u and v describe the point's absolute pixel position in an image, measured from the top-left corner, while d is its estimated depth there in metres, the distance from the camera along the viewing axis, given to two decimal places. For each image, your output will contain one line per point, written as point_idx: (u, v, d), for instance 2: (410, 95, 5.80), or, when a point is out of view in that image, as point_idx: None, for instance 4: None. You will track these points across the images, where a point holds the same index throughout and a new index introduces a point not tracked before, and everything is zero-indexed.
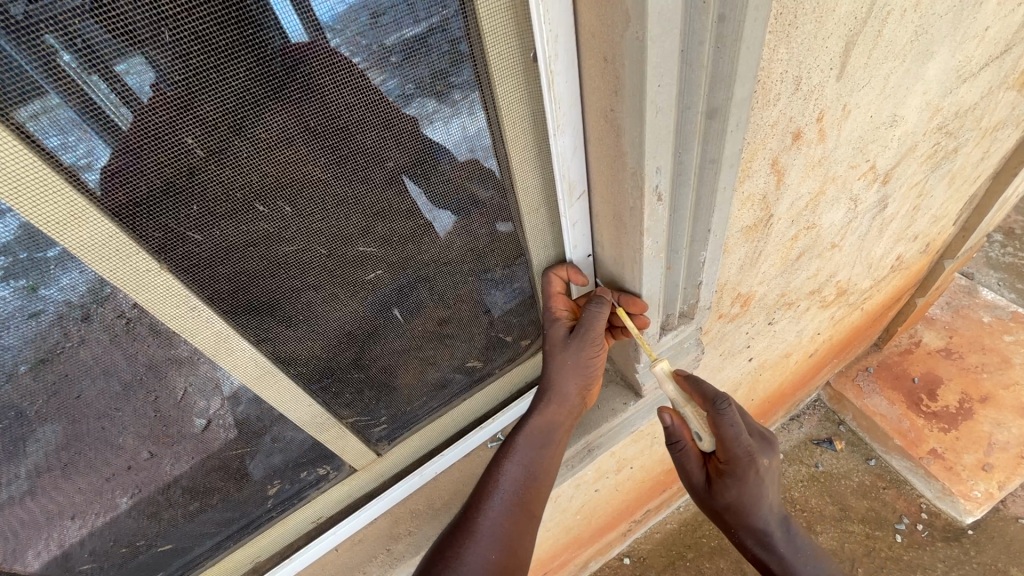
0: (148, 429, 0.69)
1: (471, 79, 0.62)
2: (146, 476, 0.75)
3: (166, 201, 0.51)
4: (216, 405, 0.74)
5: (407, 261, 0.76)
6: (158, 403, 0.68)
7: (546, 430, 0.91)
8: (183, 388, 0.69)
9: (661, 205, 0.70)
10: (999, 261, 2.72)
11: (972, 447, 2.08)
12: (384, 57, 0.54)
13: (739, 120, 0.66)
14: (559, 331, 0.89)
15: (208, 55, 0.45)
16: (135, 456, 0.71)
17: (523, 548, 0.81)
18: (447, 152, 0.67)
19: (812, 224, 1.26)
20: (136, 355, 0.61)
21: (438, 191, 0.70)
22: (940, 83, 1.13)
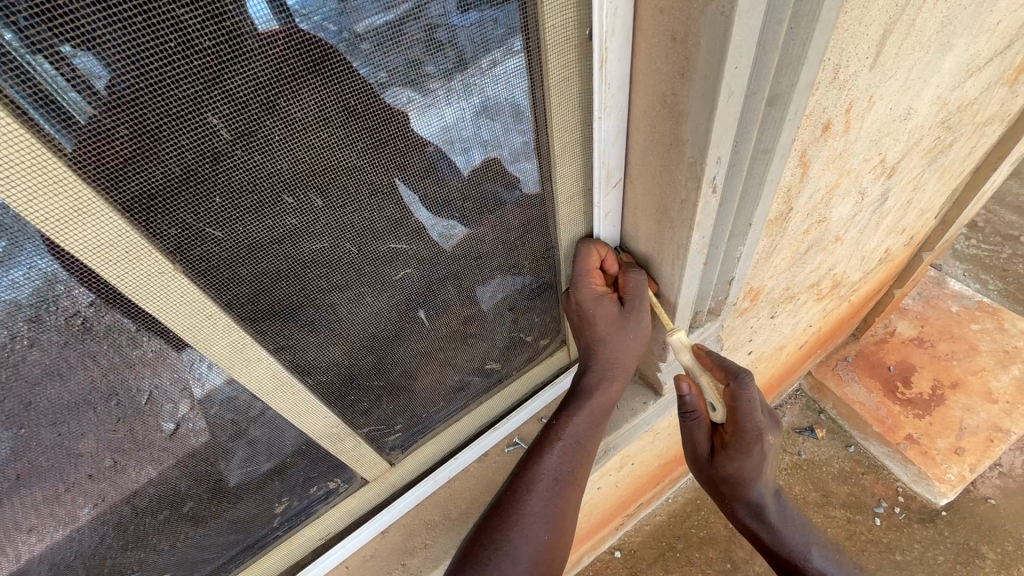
0: (111, 434, 0.57)
1: (448, 66, 0.52)
2: (111, 485, 0.62)
3: (186, 192, 0.44)
4: (186, 408, 0.61)
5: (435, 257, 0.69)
6: (122, 406, 0.56)
7: (594, 414, 0.90)
8: (150, 391, 0.57)
9: (713, 198, 0.66)
10: (964, 253, 2.79)
11: (945, 432, 2.14)
12: (355, 45, 0.45)
13: (798, 108, 0.62)
14: (610, 309, 0.81)
15: (242, 16, 0.39)
16: (96, 464, 0.58)
17: (570, 521, 0.85)
18: (437, 152, 0.58)
19: (823, 217, 1.25)
20: (104, 361, 0.51)
21: (453, 188, 0.63)
22: (951, 75, 1.13)
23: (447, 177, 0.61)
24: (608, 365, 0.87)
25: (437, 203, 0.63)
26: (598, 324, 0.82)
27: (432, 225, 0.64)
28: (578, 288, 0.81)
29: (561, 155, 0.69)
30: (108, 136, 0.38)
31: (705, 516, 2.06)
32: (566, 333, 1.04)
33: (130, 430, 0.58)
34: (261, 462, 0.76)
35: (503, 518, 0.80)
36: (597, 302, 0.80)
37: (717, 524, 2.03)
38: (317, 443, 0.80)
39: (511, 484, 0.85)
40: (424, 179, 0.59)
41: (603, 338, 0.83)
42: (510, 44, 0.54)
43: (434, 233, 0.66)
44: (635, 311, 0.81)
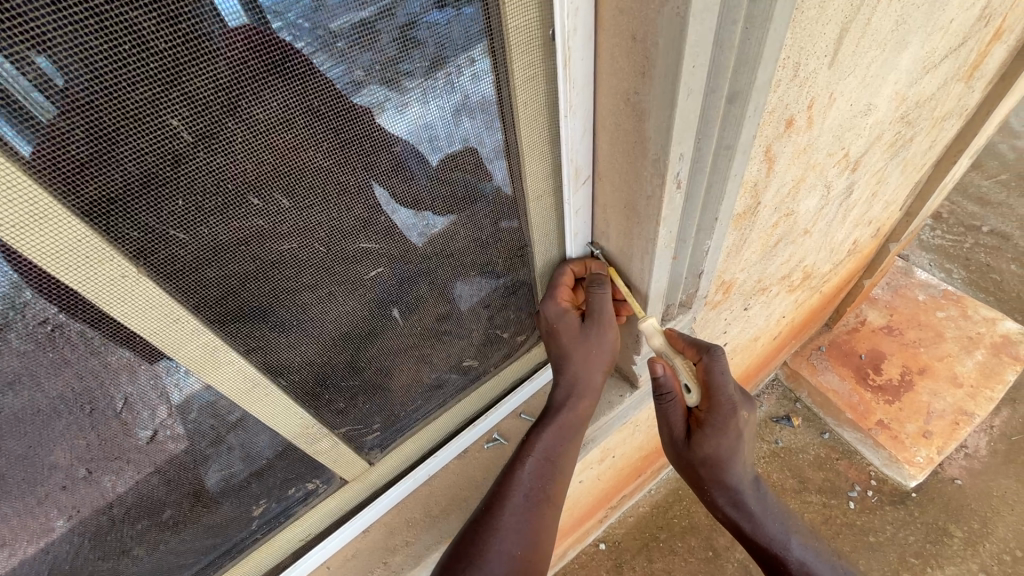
0: (86, 444, 0.57)
1: (422, 65, 0.52)
2: (86, 496, 0.62)
3: (148, 195, 0.44)
4: (161, 416, 0.61)
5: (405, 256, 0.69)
6: (95, 415, 0.56)
7: (569, 426, 0.90)
8: (123, 399, 0.56)
9: (678, 193, 0.68)
10: (929, 243, 2.88)
11: (913, 416, 2.21)
12: (331, 43, 0.45)
13: (757, 105, 0.64)
14: (571, 322, 0.85)
15: (199, 17, 0.39)
16: (69, 474, 0.58)
17: (549, 538, 0.83)
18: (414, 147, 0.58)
19: (791, 210, 1.28)
20: (72, 369, 0.50)
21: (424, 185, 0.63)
22: (908, 72, 1.17)
23: (417, 175, 0.61)
24: (580, 382, 0.88)
25: (411, 201, 0.63)
26: (561, 337, 0.86)
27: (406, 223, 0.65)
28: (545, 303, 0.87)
29: (530, 153, 0.70)
30: (64, 139, 0.38)
31: (685, 505, 2.10)
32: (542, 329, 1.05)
33: (102, 440, 0.58)
34: (238, 466, 0.76)
35: (478, 533, 0.78)
36: (559, 315, 0.86)
37: (698, 513, 2.07)
38: (294, 445, 0.80)
39: (486, 503, 0.84)
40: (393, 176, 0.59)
41: (571, 350, 0.86)
42: (483, 46, 0.56)
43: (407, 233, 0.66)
44: (598, 322, 0.82)
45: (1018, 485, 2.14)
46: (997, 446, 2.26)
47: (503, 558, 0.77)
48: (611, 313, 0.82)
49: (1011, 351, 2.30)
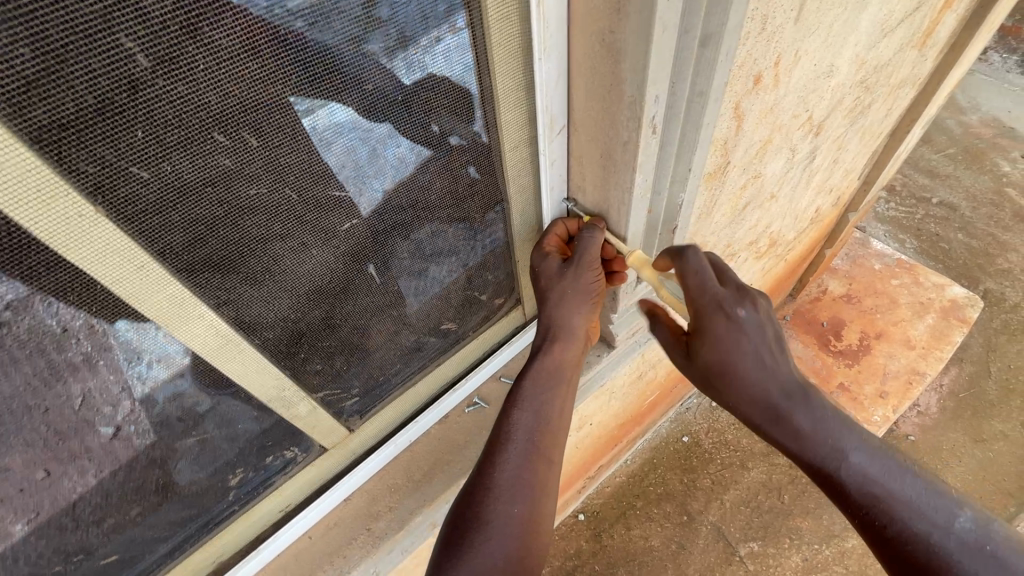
0: (42, 445, 0.58)
1: (390, 43, 0.54)
2: (46, 497, 0.62)
3: (104, 124, 0.41)
4: (125, 409, 0.63)
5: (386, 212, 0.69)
6: (51, 416, 0.56)
7: (554, 372, 0.90)
8: (80, 395, 0.58)
9: (654, 139, 0.69)
10: (884, 215, 3.01)
11: (871, 377, 2.32)
12: (289, 23, 0.45)
13: (728, 49, 0.65)
14: (554, 266, 0.85)
15: None
16: (29, 476, 0.59)
17: (549, 491, 0.83)
18: (349, 135, 0.57)
19: (759, 173, 1.31)
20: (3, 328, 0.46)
21: (391, 162, 0.64)
22: (867, 34, 1.20)
23: (369, 162, 0.62)
24: (556, 324, 0.88)
25: (376, 183, 0.65)
26: (543, 282, 0.86)
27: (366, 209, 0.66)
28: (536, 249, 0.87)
29: (505, 101, 0.69)
30: (6, 53, 0.35)
31: (660, 473, 2.15)
32: (521, 291, 1.05)
33: (59, 435, 0.59)
34: (213, 432, 0.74)
35: (475, 498, 0.79)
36: (545, 259, 0.86)
37: (672, 480, 2.13)
38: (271, 410, 0.78)
39: (479, 463, 0.84)
40: (328, 153, 0.57)
41: (555, 296, 0.85)
42: (452, 21, 0.57)
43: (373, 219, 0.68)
44: (584, 264, 0.82)
45: (965, 438, 2.28)
46: (946, 402, 2.38)
47: (507, 517, 0.77)
48: (597, 256, 0.82)
49: (959, 314, 2.46)
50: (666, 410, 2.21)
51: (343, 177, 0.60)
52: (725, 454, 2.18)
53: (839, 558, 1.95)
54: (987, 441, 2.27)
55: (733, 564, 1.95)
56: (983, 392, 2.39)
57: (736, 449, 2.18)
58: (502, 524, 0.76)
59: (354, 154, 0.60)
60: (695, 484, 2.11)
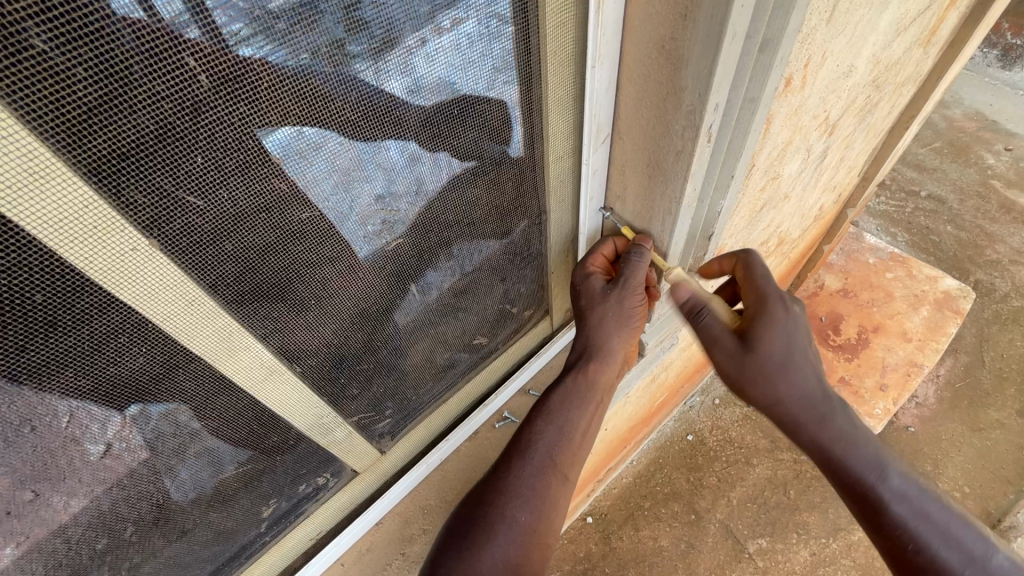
0: (30, 461, 0.47)
1: (375, 46, 0.45)
2: (36, 521, 0.52)
3: (163, 151, 0.38)
4: (119, 422, 0.51)
5: (398, 224, 0.62)
6: (41, 433, 0.46)
7: (586, 390, 0.87)
8: (63, 414, 0.46)
9: (707, 148, 0.66)
10: (876, 209, 3.03)
11: (870, 371, 2.34)
12: (269, 23, 0.37)
13: (784, 54, 0.63)
14: (597, 287, 0.83)
15: None
16: (14, 497, 0.48)
17: (559, 508, 0.80)
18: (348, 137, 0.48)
19: (776, 174, 1.30)
20: (56, 382, 0.42)
21: (397, 163, 0.56)
22: (883, 34, 1.19)
23: (362, 165, 0.52)
24: (597, 344, 0.86)
25: (368, 190, 0.55)
26: (586, 304, 0.85)
27: (348, 230, 0.56)
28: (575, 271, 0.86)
29: (553, 109, 0.66)
30: (67, 79, 0.31)
31: (667, 472, 2.13)
32: (550, 302, 1.03)
33: (51, 452, 0.48)
34: (250, 464, 0.70)
35: (489, 498, 0.77)
36: (587, 280, 0.84)
37: (679, 479, 2.12)
38: (308, 437, 0.74)
39: (497, 464, 0.82)
40: (313, 157, 0.47)
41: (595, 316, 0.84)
42: (437, 22, 0.48)
43: (354, 241, 0.57)
44: (629, 286, 0.79)
45: (962, 428, 2.31)
46: (943, 393, 2.40)
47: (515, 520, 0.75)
48: (644, 281, 0.79)
49: (953, 305, 2.48)
50: (672, 410, 2.20)
51: (320, 190, 0.50)
52: (729, 450, 2.17)
53: (846, 551, 1.96)
54: (984, 430, 2.30)
55: (743, 561, 1.94)
56: (977, 381, 2.42)
57: (740, 445, 2.18)
58: (508, 528, 0.74)
59: (349, 158, 0.50)
60: (702, 482, 2.10)
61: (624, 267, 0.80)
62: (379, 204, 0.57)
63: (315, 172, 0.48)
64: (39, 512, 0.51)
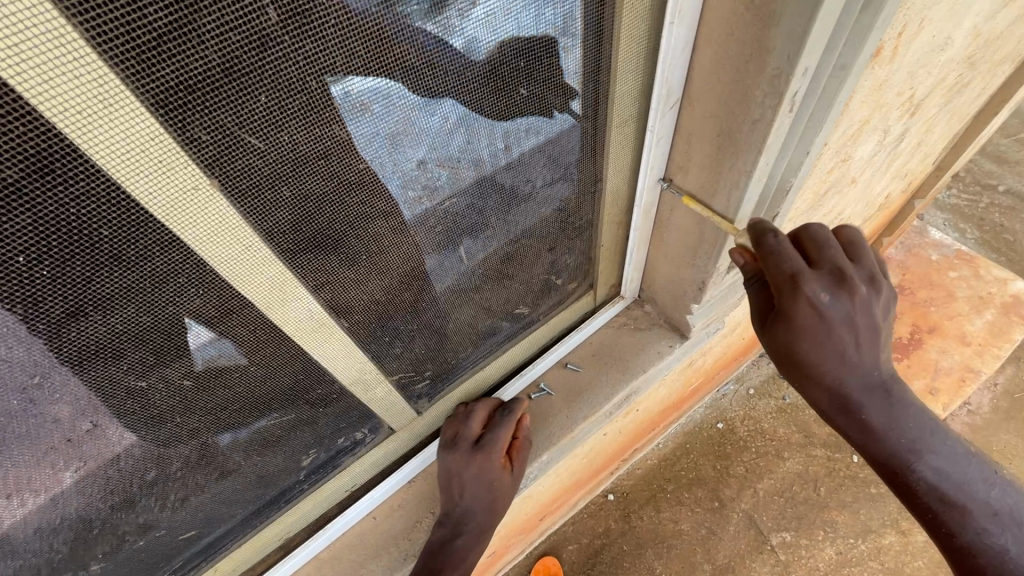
0: (83, 398, 0.47)
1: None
2: (94, 449, 0.53)
3: (229, 86, 0.36)
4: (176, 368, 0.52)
5: (440, 190, 0.60)
6: (116, 370, 0.47)
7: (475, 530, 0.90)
8: (123, 358, 0.47)
9: (788, 117, 0.61)
10: (944, 202, 2.81)
11: (922, 373, 2.21)
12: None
13: (888, 14, 0.56)
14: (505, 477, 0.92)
15: None
16: (75, 426, 0.49)
17: None
18: (394, 101, 0.46)
19: (846, 156, 1.21)
20: (117, 319, 0.43)
21: (446, 127, 0.53)
22: (987, 4, 1.07)
23: (413, 128, 0.50)
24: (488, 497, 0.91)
25: (413, 154, 0.53)
26: (490, 494, 0.90)
27: (396, 192, 0.54)
28: (483, 450, 0.89)
29: (622, 67, 0.61)
30: None
31: (693, 458, 2.10)
32: (595, 276, 1.00)
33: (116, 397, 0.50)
34: (293, 414, 0.71)
35: None
36: (493, 477, 0.90)
37: (705, 466, 2.08)
38: (349, 393, 0.75)
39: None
40: (363, 117, 0.45)
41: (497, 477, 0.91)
42: None
43: (400, 206, 0.56)
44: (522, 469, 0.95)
45: (1017, 440, 2.18)
46: (999, 403, 2.26)
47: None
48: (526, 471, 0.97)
49: (1022, 311, 2.31)
50: (705, 396, 2.15)
51: (371, 152, 0.48)
52: (761, 442, 2.11)
53: (875, 554, 1.90)
54: None
55: (764, 552, 1.92)
56: None
57: (772, 438, 2.12)
58: None
59: (395, 122, 0.48)
60: (728, 471, 2.06)
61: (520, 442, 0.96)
62: (425, 167, 0.56)
63: (365, 133, 0.47)
64: (98, 441, 0.53)
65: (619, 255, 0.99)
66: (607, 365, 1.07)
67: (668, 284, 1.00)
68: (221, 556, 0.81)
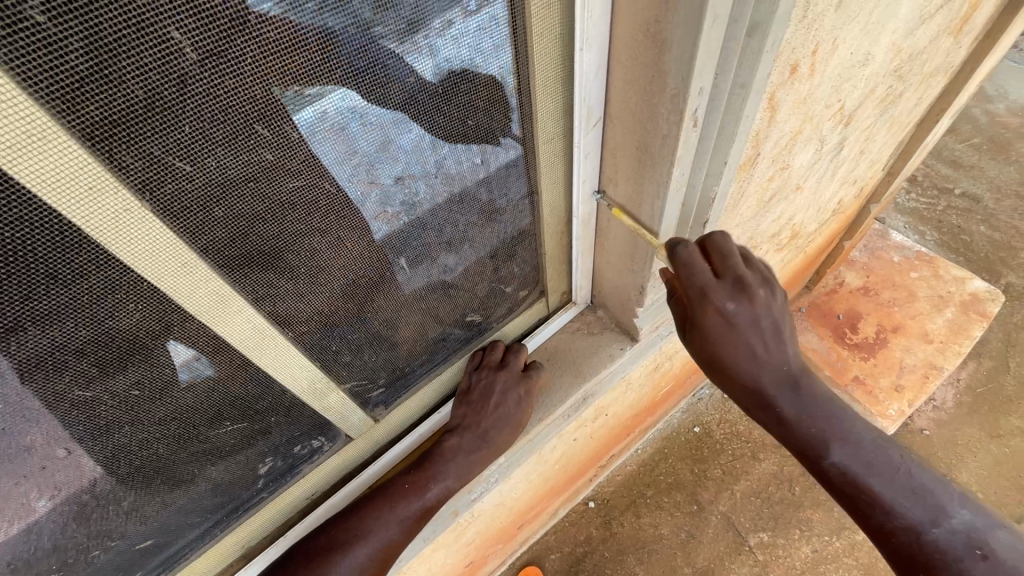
0: (49, 424, 0.53)
1: (398, 28, 0.49)
2: (67, 475, 0.59)
3: (153, 119, 0.41)
4: (123, 381, 0.55)
5: (416, 206, 0.69)
6: (62, 386, 0.50)
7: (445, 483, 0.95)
8: (65, 371, 0.49)
9: (694, 132, 0.67)
10: (905, 205, 2.93)
11: (886, 371, 2.29)
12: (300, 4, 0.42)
13: (775, 40, 0.62)
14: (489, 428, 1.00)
15: None
16: (51, 453, 0.55)
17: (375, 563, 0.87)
18: (368, 125, 0.54)
19: (787, 163, 1.28)
20: (56, 334, 0.46)
21: (412, 149, 0.61)
22: (905, 21, 1.15)
23: (381, 152, 0.58)
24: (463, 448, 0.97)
25: (388, 174, 0.61)
26: (512, 421, 1.03)
27: (369, 208, 0.62)
28: (501, 374, 1.02)
29: (542, 90, 0.67)
30: (60, 49, 0.34)
31: (671, 463, 2.14)
32: (545, 283, 1.05)
33: (78, 418, 0.54)
34: (246, 424, 0.74)
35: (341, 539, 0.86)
36: (515, 407, 1.02)
37: (683, 470, 2.12)
38: (303, 401, 0.78)
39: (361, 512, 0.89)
40: (336, 141, 0.53)
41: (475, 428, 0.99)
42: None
43: (371, 220, 0.64)
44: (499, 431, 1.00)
45: (981, 433, 2.26)
46: (963, 397, 2.34)
47: (347, 566, 0.84)
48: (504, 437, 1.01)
49: (980, 308, 2.41)
50: (678, 401, 2.20)
51: (342, 171, 0.56)
52: (736, 445, 2.16)
53: (850, 550, 1.94)
54: (1004, 436, 2.24)
55: (742, 554, 1.95)
56: (1000, 387, 2.35)
57: (747, 440, 2.17)
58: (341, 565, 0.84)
59: (367, 144, 0.56)
60: (705, 475, 2.10)
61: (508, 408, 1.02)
62: (394, 186, 0.63)
63: (337, 156, 0.54)
64: (72, 468, 0.58)
65: (567, 263, 1.05)
66: (562, 369, 1.12)
67: (615, 289, 1.05)
68: (183, 567, 0.83)
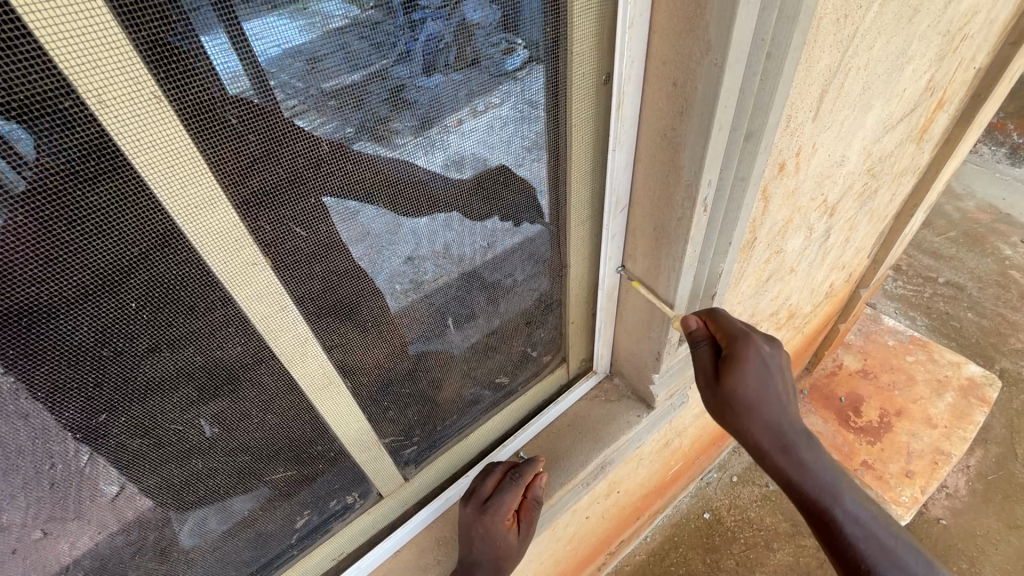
0: (33, 509, 0.54)
1: (414, 126, 0.57)
2: (38, 560, 0.58)
3: (291, 191, 0.52)
4: (214, 407, 0.61)
5: (422, 283, 0.74)
6: (168, 404, 0.56)
7: None
8: (177, 391, 0.56)
9: (704, 215, 0.79)
10: (893, 292, 3.09)
11: (895, 456, 2.28)
12: (398, 106, 0.54)
13: (766, 145, 0.77)
14: (514, 540, 0.93)
15: (343, 54, 0.47)
16: (25, 535, 0.55)
17: None
18: (377, 209, 0.60)
19: (780, 247, 1.41)
20: (179, 359, 0.54)
21: (427, 229, 0.68)
22: (872, 130, 1.35)
23: (396, 231, 0.65)
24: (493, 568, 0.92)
25: (402, 250, 0.67)
26: (501, 551, 0.92)
27: (382, 281, 0.68)
28: (487, 512, 0.91)
29: (575, 178, 0.80)
30: (238, 140, 0.46)
31: (682, 552, 2.07)
32: (567, 350, 1.13)
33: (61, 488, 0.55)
34: (295, 471, 0.78)
35: None
36: (504, 538, 0.91)
37: (695, 560, 2.05)
38: (346, 452, 0.83)
39: None
40: (352, 221, 0.59)
41: (496, 552, 0.91)
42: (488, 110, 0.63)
43: (386, 294, 0.69)
44: (525, 532, 0.96)
45: (999, 525, 2.21)
46: (975, 485, 2.32)
47: None
48: (531, 530, 0.97)
49: (979, 393, 2.45)
50: (687, 485, 2.16)
51: (357, 251, 0.62)
52: (748, 532, 2.11)
53: None
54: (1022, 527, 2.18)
55: None
56: (1010, 475, 2.33)
57: (759, 527, 2.12)
58: None
59: (380, 226, 0.62)
60: (719, 565, 2.03)
61: (525, 506, 0.97)
62: (411, 262, 0.70)
63: (351, 233, 0.59)
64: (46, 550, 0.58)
65: (588, 332, 1.13)
66: (582, 434, 1.16)
67: (633, 356, 1.13)
68: None
